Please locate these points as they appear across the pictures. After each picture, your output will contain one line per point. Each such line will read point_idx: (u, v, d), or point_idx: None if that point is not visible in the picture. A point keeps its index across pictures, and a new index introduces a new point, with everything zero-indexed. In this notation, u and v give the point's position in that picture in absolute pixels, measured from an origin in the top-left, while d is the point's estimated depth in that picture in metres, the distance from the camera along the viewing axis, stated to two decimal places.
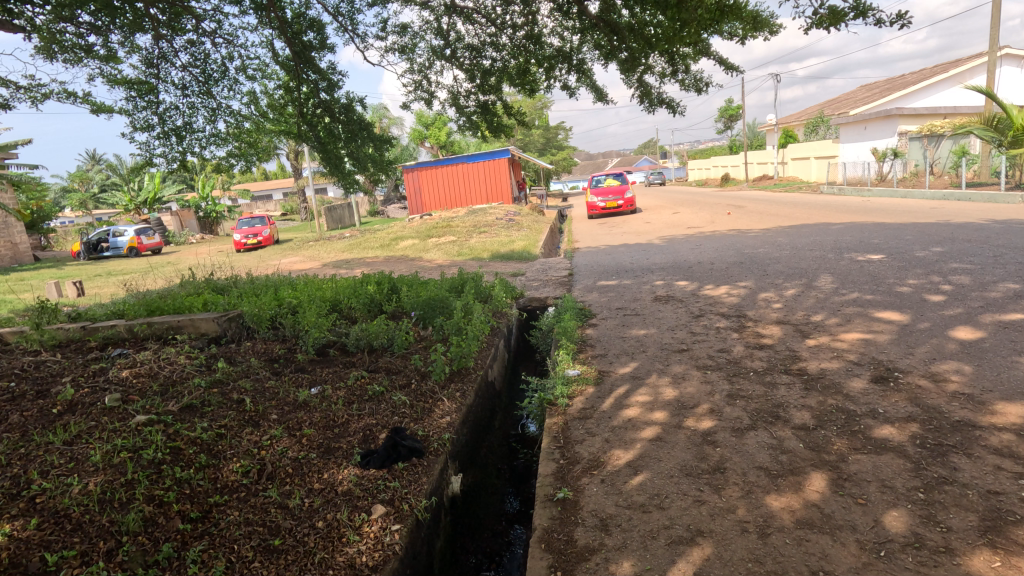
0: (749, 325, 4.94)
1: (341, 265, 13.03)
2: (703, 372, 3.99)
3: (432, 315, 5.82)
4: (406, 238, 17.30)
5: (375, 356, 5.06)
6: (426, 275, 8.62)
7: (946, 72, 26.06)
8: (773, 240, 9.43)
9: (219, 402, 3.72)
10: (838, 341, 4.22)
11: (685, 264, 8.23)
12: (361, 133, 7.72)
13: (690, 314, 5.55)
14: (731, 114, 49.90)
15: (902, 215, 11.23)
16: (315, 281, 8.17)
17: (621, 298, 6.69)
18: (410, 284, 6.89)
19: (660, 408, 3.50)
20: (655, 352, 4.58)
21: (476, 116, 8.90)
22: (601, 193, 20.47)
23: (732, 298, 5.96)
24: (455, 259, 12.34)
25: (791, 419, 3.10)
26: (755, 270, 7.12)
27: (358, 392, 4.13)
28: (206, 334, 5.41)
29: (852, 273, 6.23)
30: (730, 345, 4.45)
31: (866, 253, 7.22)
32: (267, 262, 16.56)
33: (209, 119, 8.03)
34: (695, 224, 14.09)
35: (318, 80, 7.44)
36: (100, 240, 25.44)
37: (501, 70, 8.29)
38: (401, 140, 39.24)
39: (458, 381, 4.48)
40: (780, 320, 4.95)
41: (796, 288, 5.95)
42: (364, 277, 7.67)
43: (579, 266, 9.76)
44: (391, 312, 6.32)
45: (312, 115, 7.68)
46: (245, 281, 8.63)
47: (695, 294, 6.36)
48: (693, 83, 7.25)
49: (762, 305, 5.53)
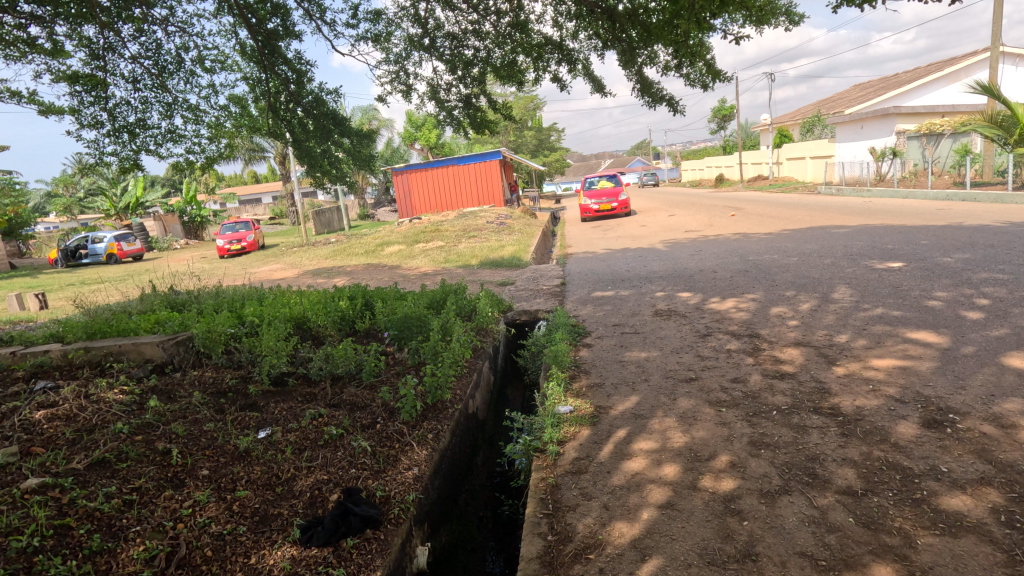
0: (764, 347, 4.36)
1: (322, 274, 12.38)
2: (716, 410, 3.40)
3: (408, 335, 5.22)
4: (393, 243, 16.65)
5: (340, 387, 4.44)
6: (406, 287, 8.01)
7: (943, 70, 25.71)
8: (777, 245, 8.89)
9: (138, 456, 3.09)
10: (871, 369, 3.65)
11: (685, 273, 7.65)
12: (339, 127, 7.09)
13: (695, 333, 4.96)
14: (724, 114, 49.49)
15: (911, 217, 10.75)
16: (286, 293, 7.56)
17: (618, 312, 6.10)
18: (386, 298, 6.28)
19: (669, 460, 2.90)
20: (659, 382, 3.98)
21: (459, 110, 8.33)
22: (594, 194, 19.93)
23: (741, 313, 5.38)
24: (442, 266, 11.74)
25: (834, 480, 2.51)
26: (763, 280, 6.55)
27: (312, 436, 3.51)
28: (151, 360, 4.77)
29: (872, 285, 5.68)
30: (746, 374, 3.88)
31: (883, 260, 6.68)
32: (248, 269, 15.86)
33: (165, 115, 7.42)
34: (693, 227, 13.56)
35: (288, 72, 6.81)
36: (79, 246, 24.65)
37: (483, 61, 7.71)
38: (392, 142, 38.60)
39: (432, 418, 3.88)
40: (800, 341, 4.37)
41: (812, 301, 5.40)
42: (338, 289, 7.06)
43: (572, 273, 9.17)
44: (363, 331, 5.75)
45: (281, 108, 7.05)
46: (211, 293, 8.00)
47: (699, 308, 5.79)
48: (698, 81, 6.70)
49: (777, 322, 4.95)
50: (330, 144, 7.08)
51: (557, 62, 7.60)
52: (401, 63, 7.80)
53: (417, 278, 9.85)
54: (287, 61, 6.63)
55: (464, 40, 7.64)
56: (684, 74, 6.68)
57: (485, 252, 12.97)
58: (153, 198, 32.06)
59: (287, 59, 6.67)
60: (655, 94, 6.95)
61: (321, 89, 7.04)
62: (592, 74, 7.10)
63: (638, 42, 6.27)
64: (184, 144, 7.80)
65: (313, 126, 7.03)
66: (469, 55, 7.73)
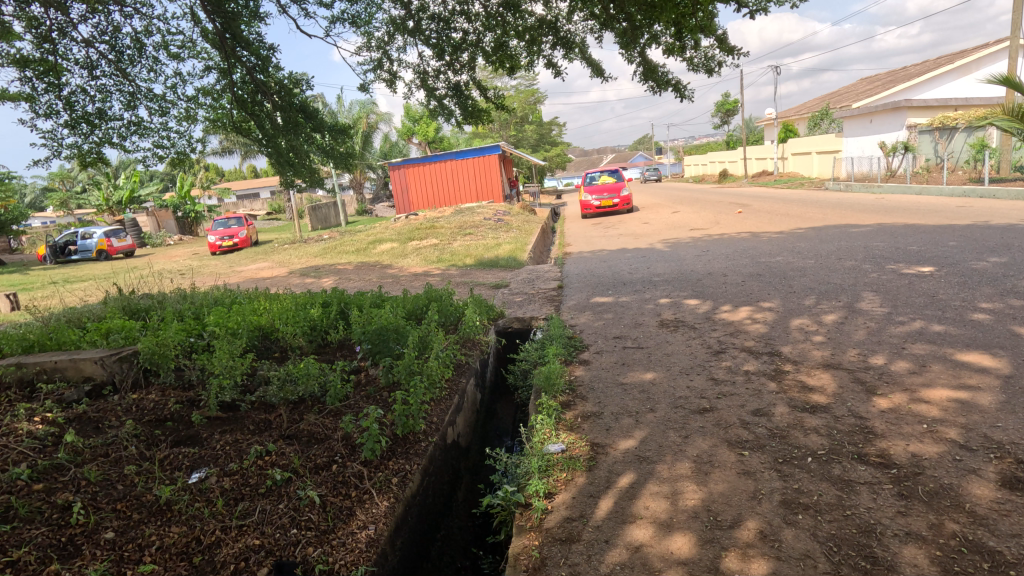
0: (788, 369, 3.78)
1: (308, 273, 11.83)
2: (738, 456, 2.81)
3: (382, 349, 4.63)
4: (386, 240, 16.06)
5: (299, 413, 3.87)
6: (389, 291, 7.45)
7: (954, 63, 24.99)
8: (789, 245, 8.28)
9: (27, 514, 2.53)
10: (920, 402, 3.06)
11: (692, 277, 7.05)
12: (312, 121, 6.61)
13: (706, 350, 4.36)
14: (728, 109, 48.70)
15: (930, 215, 10.16)
16: (260, 297, 7.03)
17: (620, 322, 5.52)
18: (363, 304, 5.69)
19: (682, 526, 2.32)
20: (667, 413, 3.39)
21: (450, 100, 7.82)
22: (594, 190, 19.30)
23: (758, 325, 4.79)
24: (434, 266, 11.18)
25: (899, 568, 1.93)
26: (778, 285, 5.96)
27: (252, 481, 2.95)
28: (90, 380, 4.19)
29: (903, 293, 5.09)
30: (770, 404, 3.30)
31: (912, 264, 6.08)
32: (235, 267, 15.31)
33: (129, 105, 6.82)
34: (698, 225, 12.96)
35: (250, 56, 6.18)
36: (68, 243, 24.08)
37: (472, 45, 7.14)
38: (390, 136, 37.91)
39: (401, 455, 3.32)
40: (829, 363, 3.78)
41: (837, 312, 4.80)
42: (315, 293, 6.52)
43: (571, 275, 8.59)
44: (337, 343, 5.20)
45: (251, 101, 6.45)
46: (180, 296, 7.45)
47: (709, 317, 5.21)
48: (705, 64, 6.10)
49: (799, 336, 4.37)
50: (303, 139, 6.54)
51: (552, 47, 7.02)
52: (384, 48, 7.24)
53: (406, 279, 9.28)
54: (253, 46, 6.02)
55: (452, 21, 7.06)
56: (689, 56, 6.08)
57: (479, 251, 12.39)
58: (146, 193, 31.51)
59: (249, 43, 6.03)
60: (660, 79, 6.36)
61: (289, 78, 6.45)
62: (590, 56, 6.57)
63: (638, 21, 5.70)
64: (150, 137, 7.33)
65: (283, 120, 6.48)
66: (457, 38, 7.17)
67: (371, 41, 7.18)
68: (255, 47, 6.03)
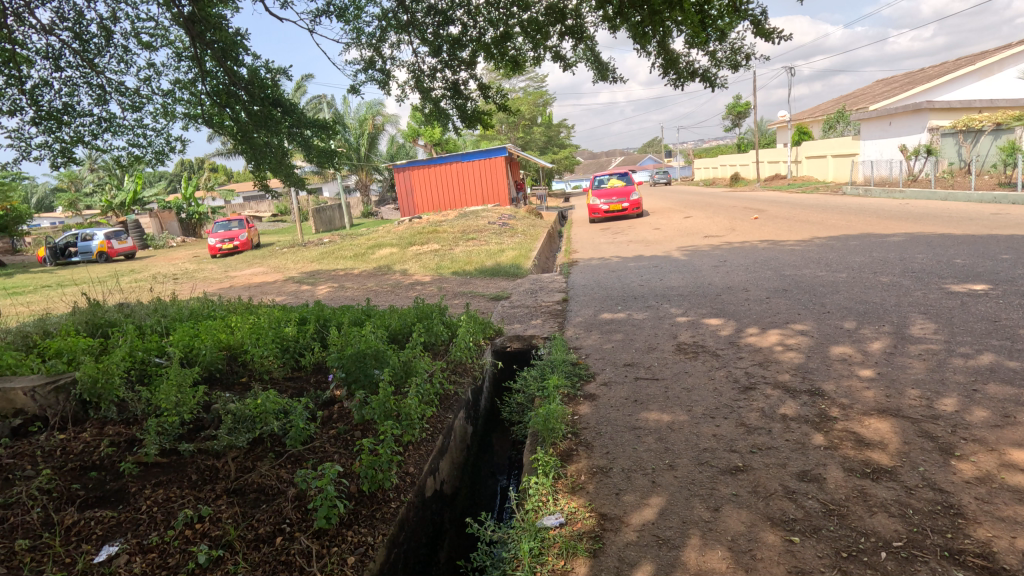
0: (835, 414, 3.14)
1: (302, 279, 11.29)
2: (785, 543, 2.17)
3: (358, 378, 4.02)
4: (386, 245, 15.51)
5: (253, 458, 3.29)
6: (379, 304, 6.87)
7: (976, 64, 24.10)
8: (814, 256, 7.62)
9: None
10: (1014, 472, 2.42)
11: (709, 292, 6.40)
12: (286, 114, 6.20)
13: (733, 386, 3.73)
14: (739, 111, 47.81)
15: (966, 223, 9.45)
16: (240, 311, 6.50)
17: (630, 345, 4.90)
18: (343, 323, 5.13)
19: None
20: (690, 472, 2.77)
21: (449, 102, 7.34)
22: (603, 194, 18.63)
23: (792, 353, 4.14)
24: (433, 274, 10.60)
25: None
26: (810, 304, 5.31)
27: (172, 563, 2.38)
28: (21, 413, 3.66)
29: (959, 317, 4.43)
30: (818, 464, 2.67)
31: (962, 282, 5.41)
32: (231, 272, 14.84)
33: (100, 100, 6.36)
34: (713, 232, 12.28)
35: (215, 41, 5.69)
36: (69, 245, 23.79)
37: (473, 41, 6.59)
38: (397, 138, 37.44)
39: (364, 523, 2.74)
40: (885, 408, 3.13)
41: (883, 340, 4.16)
42: (296, 308, 5.99)
43: (576, 286, 7.97)
44: (312, 367, 4.62)
45: (225, 93, 6.02)
46: (155, 307, 6.93)
47: (734, 342, 4.57)
48: (731, 58, 5.49)
49: (843, 369, 3.74)
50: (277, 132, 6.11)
51: (561, 39, 6.44)
52: (377, 44, 6.71)
53: (401, 289, 8.71)
54: (224, 31, 5.52)
55: (450, 15, 6.49)
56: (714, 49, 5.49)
57: (481, 257, 11.79)
58: (150, 194, 31.18)
59: (217, 25, 5.53)
60: (680, 73, 5.76)
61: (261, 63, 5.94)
62: (598, 57, 6.07)
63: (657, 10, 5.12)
64: (124, 135, 6.94)
65: (257, 113, 6.05)
66: (455, 33, 6.61)
67: (363, 37, 6.65)
68: (226, 29, 5.53)
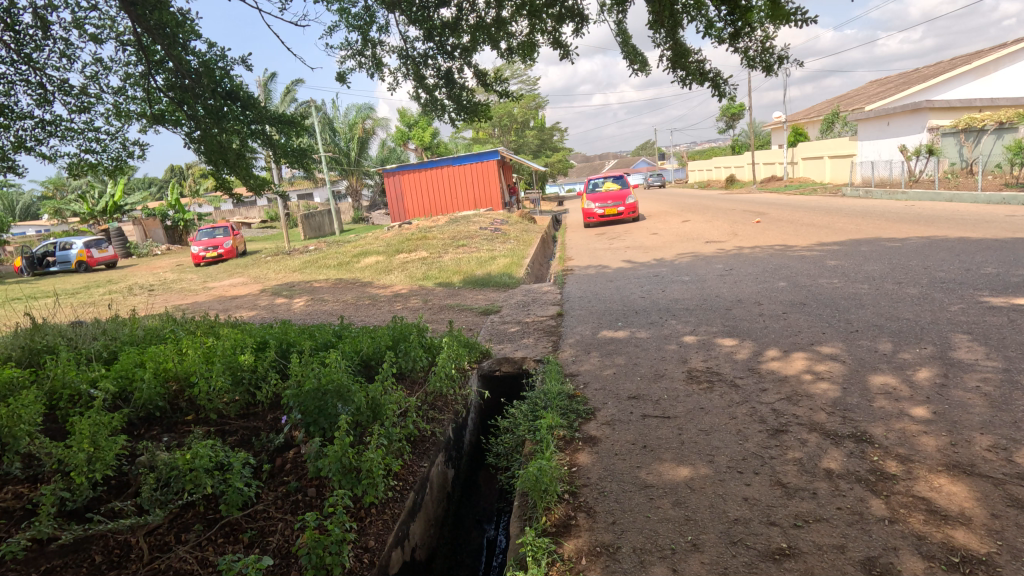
0: (893, 469, 2.56)
1: (281, 291, 10.60)
2: None
3: (317, 420, 3.37)
4: (373, 253, 14.84)
5: (179, 529, 2.71)
6: (355, 323, 6.22)
7: (971, 64, 23.78)
8: (828, 264, 7.05)
9: None
10: None
11: (718, 306, 5.82)
12: (242, 109, 5.68)
13: (759, 427, 3.13)
14: (732, 113, 47.46)
15: (980, 226, 8.94)
16: (199, 331, 5.86)
17: (634, 371, 4.30)
18: (308, 348, 4.52)
19: None
20: (721, 555, 2.17)
21: (443, 91, 6.75)
22: (597, 198, 18.06)
23: (824, 384, 3.55)
24: (418, 285, 9.96)
25: None
26: (834, 321, 4.74)
27: None
28: None
29: (1010, 337, 3.89)
30: (887, 548, 2.08)
31: (1001, 294, 4.86)
32: (209, 283, 14.13)
33: (41, 100, 5.71)
34: (714, 237, 11.71)
35: (157, 24, 5.15)
36: (47, 254, 22.99)
37: (469, 24, 5.97)
38: (388, 142, 36.79)
39: None
40: (954, 462, 2.55)
41: (930, 366, 3.58)
42: (260, 329, 5.39)
43: (571, 298, 7.37)
44: (268, 400, 4.02)
45: (179, 89, 5.55)
46: (106, 327, 6.26)
47: (753, 369, 3.98)
48: (762, 57, 4.91)
49: (890, 405, 3.15)
50: (231, 125, 5.59)
51: (558, 23, 5.86)
52: (365, 28, 6.09)
53: (382, 303, 8.09)
54: (164, 11, 5.05)
55: None
56: (745, 45, 4.92)
57: (471, 266, 11.15)
58: (133, 201, 30.27)
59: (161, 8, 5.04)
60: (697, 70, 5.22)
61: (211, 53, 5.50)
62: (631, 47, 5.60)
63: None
64: (73, 141, 6.24)
65: (213, 110, 5.56)
66: (449, 16, 6.02)
67: (349, 19, 6.02)
68: (166, 7, 5.08)
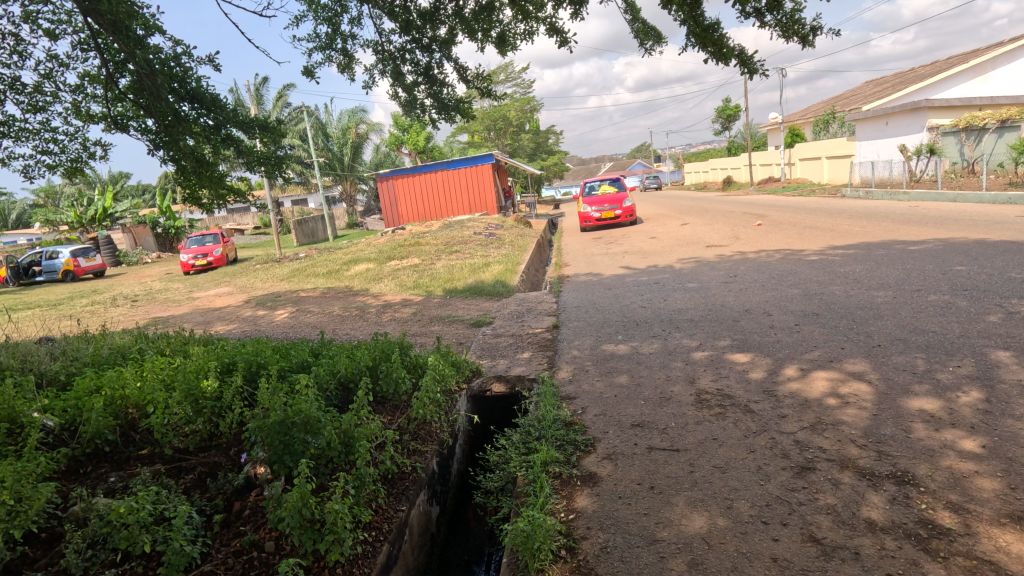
0: (949, 522, 2.16)
1: (265, 302, 10.15)
2: None
3: (278, 457, 2.95)
4: (364, 259, 14.44)
5: None
6: (336, 339, 5.80)
7: (968, 62, 23.56)
8: (838, 270, 6.68)
9: None
10: None
11: (725, 316, 5.44)
12: (208, 110, 5.28)
13: (784, 464, 2.74)
14: (729, 115, 47.16)
15: (992, 227, 8.58)
16: (165, 350, 5.42)
17: (637, 394, 3.90)
18: (280, 369, 4.11)
19: None
20: None
21: (422, 88, 6.37)
22: (594, 201, 17.68)
23: (852, 409, 3.17)
24: (408, 294, 9.54)
25: None
26: (854, 335, 4.35)
27: None
28: None
29: None
30: None
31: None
32: (194, 293, 13.66)
33: None
34: (715, 241, 11.33)
35: (112, 17, 4.77)
36: (33, 263, 22.48)
37: (450, 15, 5.60)
38: (382, 146, 36.38)
39: None
40: (1019, 513, 2.16)
41: (970, 388, 3.20)
42: (231, 347, 4.98)
43: (567, 308, 6.97)
44: (230, 430, 3.61)
45: (139, 87, 5.14)
46: (66, 344, 5.83)
47: (770, 391, 3.59)
48: (793, 30, 4.56)
49: (932, 437, 2.76)
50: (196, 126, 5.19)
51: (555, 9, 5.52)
52: (334, 19, 5.72)
53: (368, 315, 7.67)
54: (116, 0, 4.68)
55: None
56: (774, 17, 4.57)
57: (463, 273, 10.75)
58: (122, 208, 29.72)
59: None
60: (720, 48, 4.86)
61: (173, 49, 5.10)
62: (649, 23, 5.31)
63: None
64: (28, 142, 5.83)
65: (172, 112, 5.13)
66: (427, 7, 5.65)
67: (318, 11, 5.66)
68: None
